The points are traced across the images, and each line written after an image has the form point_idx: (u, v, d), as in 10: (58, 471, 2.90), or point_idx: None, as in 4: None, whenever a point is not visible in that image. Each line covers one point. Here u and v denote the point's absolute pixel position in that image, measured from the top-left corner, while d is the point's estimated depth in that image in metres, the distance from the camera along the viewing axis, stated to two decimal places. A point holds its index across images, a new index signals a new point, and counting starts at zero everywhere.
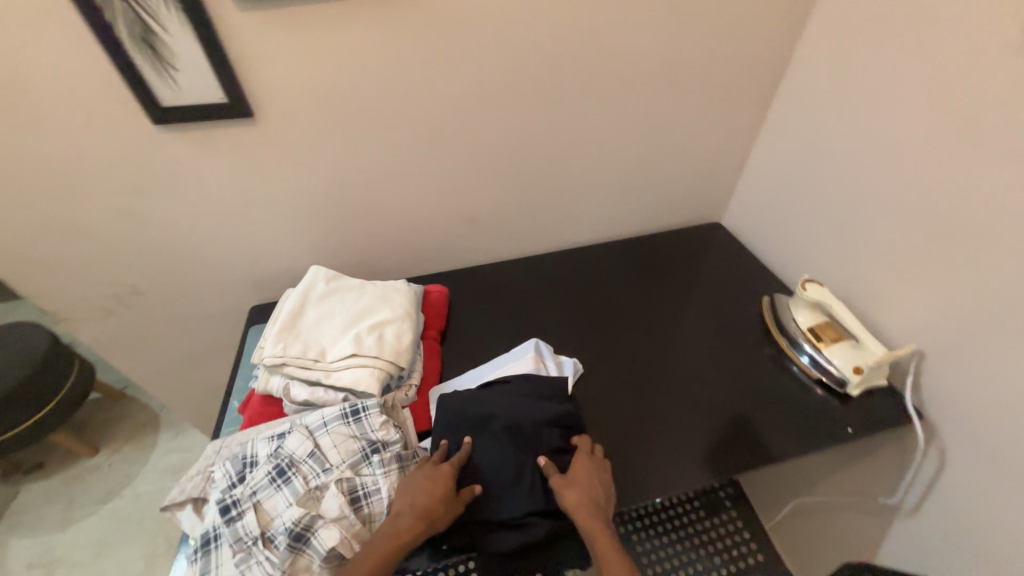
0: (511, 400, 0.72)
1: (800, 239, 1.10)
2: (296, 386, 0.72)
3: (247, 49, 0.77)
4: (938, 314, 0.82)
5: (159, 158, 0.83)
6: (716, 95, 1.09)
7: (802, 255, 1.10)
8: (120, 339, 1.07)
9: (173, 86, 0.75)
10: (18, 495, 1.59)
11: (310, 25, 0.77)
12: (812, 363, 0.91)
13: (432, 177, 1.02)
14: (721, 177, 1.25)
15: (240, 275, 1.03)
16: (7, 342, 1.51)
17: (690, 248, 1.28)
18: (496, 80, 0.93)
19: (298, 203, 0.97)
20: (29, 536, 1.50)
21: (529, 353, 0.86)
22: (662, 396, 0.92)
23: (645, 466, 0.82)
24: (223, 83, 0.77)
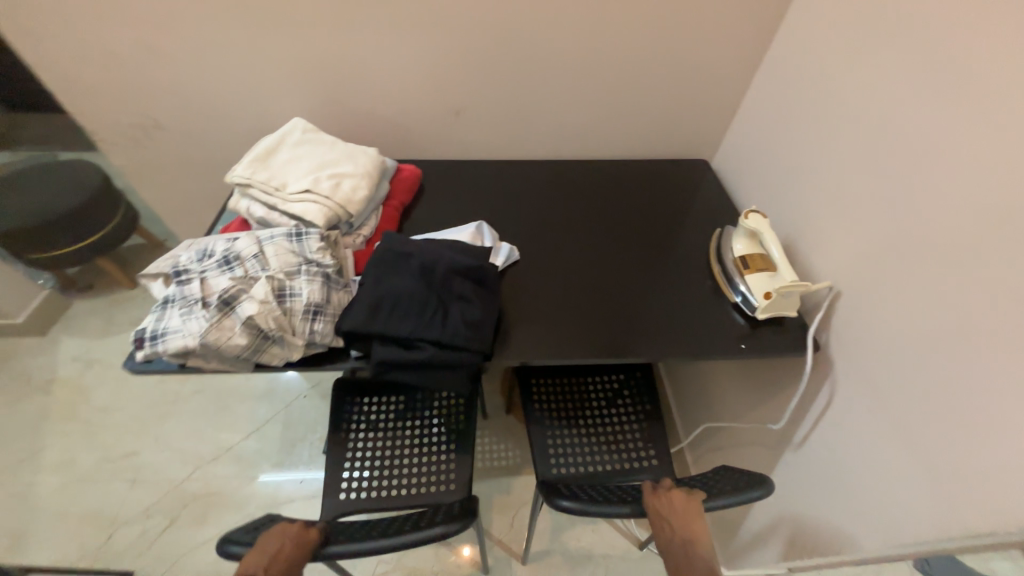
0: (432, 253, 0.82)
1: (771, 179, 1.08)
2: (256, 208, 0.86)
3: None
4: (863, 255, 0.82)
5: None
6: (722, 14, 1.03)
7: (771, 195, 1.08)
8: (145, 168, 1.24)
9: None
10: (71, 305, 1.90)
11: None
12: (742, 302, 0.94)
13: (416, 58, 1.06)
14: (717, 110, 1.21)
15: (242, 126, 1.16)
16: (70, 173, 1.76)
17: (671, 178, 1.28)
18: None
19: (293, 64, 1.05)
20: (76, 337, 1.81)
21: (468, 231, 0.97)
22: (589, 294, 0.99)
23: (549, 340, 0.91)
24: None
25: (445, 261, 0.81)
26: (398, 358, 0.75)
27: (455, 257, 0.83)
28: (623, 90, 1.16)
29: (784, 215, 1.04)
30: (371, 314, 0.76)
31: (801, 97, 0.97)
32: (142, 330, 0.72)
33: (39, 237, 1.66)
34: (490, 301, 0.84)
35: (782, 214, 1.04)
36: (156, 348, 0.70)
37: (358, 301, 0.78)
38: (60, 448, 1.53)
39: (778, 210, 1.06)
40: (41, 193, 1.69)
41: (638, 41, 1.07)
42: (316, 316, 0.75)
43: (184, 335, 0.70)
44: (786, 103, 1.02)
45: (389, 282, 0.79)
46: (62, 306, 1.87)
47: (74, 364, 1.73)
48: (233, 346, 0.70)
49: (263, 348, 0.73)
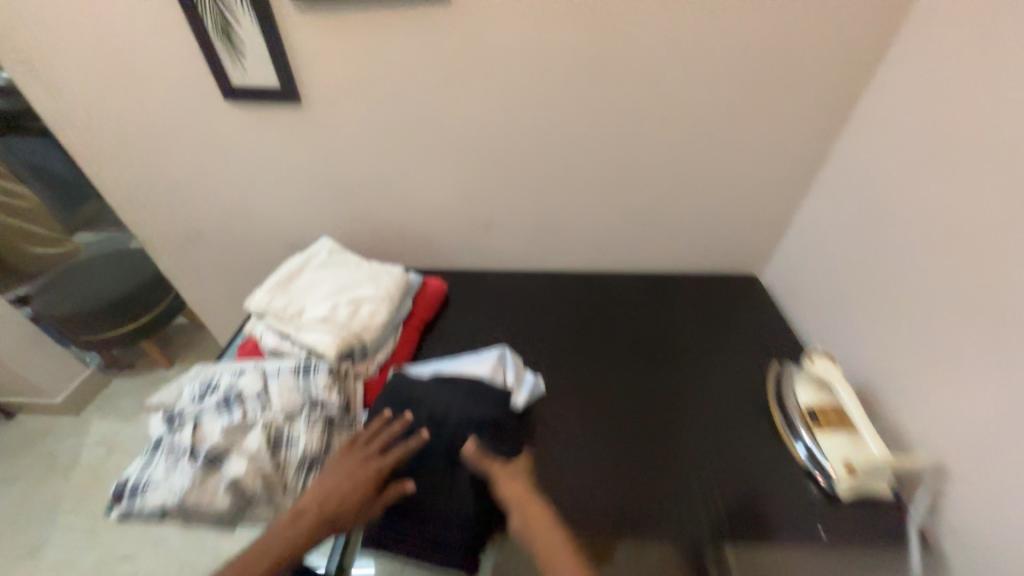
0: (439, 395, 0.77)
1: (835, 309, 0.94)
2: (266, 335, 0.82)
3: (298, 47, 0.87)
4: (972, 435, 0.64)
5: (223, 128, 0.99)
6: (773, 135, 0.97)
7: (839, 328, 0.93)
8: (188, 269, 1.29)
9: (241, 68, 0.88)
10: (111, 384, 1.95)
11: (351, 23, 0.84)
12: (808, 457, 0.79)
13: (448, 177, 1.06)
14: (766, 227, 1.12)
15: (280, 236, 1.19)
16: (133, 261, 1.90)
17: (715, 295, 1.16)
18: (520, 95, 0.93)
19: (329, 184, 1.08)
20: (107, 418, 1.83)
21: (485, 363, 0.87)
22: (641, 458, 0.81)
23: (596, 528, 0.71)
24: (278, 71, 0.88)
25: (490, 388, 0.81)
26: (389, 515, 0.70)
27: (463, 402, 0.77)
28: (660, 207, 1.10)
29: (855, 354, 0.88)
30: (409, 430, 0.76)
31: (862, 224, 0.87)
32: (123, 481, 0.66)
33: (93, 321, 1.75)
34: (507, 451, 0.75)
35: (852, 353, 0.89)
36: (134, 505, 0.63)
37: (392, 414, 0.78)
38: (63, 541, 1.47)
39: (843, 343, 0.91)
40: (104, 280, 1.81)
41: (679, 161, 1.02)
42: (310, 471, 0.68)
43: (164, 492, 0.63)
44: (846, 228, 0.91)
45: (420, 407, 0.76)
46: (102, 383, 1.93)
47: (98, 448, 1.73)
48: (213, 510, 0.62)
49: (247, 508, 0.66)
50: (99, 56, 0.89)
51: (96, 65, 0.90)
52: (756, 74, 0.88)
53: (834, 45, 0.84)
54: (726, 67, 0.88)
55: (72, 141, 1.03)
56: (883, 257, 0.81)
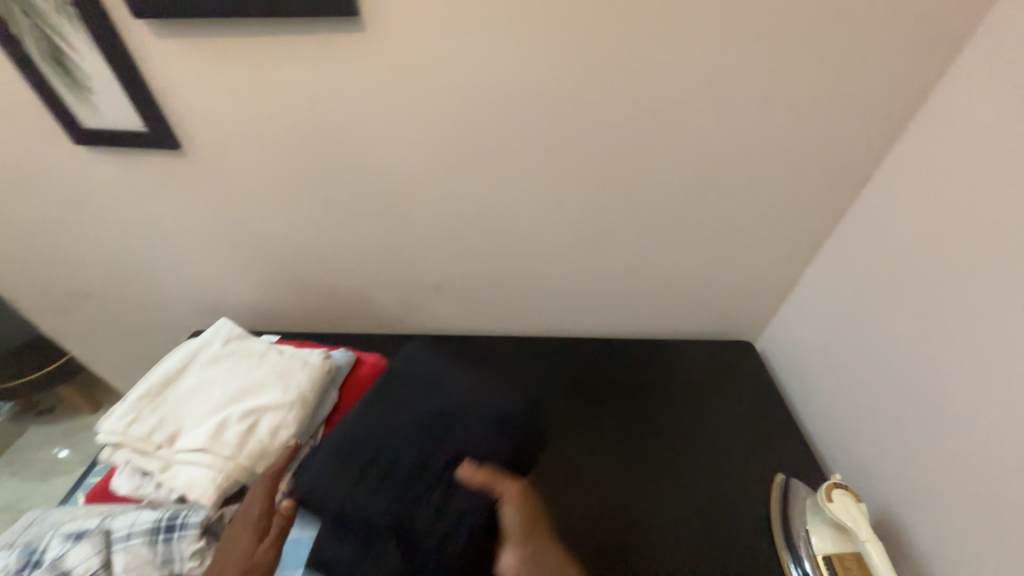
0: (392, 428, 0.66)
1: (847, 406, 0.77)
2: (121, 475, 0.61)
3: (166, 81, 0.67)
4: None
5: (85, 177, 0.78)
6: (773, 194, 0.79)
7: (852, 432, 0.76)
8: (79, 333, 1.07)
9: (91, 108, 0.68)
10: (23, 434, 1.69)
11: (230, 51, 0.65)
12: None
13: (382, 235, 0.87)
14: (764, 292, 0.95)
15: (184, 298, 0.98)
16: None
17: (712, 366, 0.98)
18: (461, 139, 0.74)
19: (234, 240, 0.87)
20: (16, 478, 1.57)
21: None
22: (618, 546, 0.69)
23: None
24: (140, 111, 0.69)
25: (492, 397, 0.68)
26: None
27: (418, 435, 0.65)
28: (641, 268, 0.92)
29: (875, 470, 0.71)
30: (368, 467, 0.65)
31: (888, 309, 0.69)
32: None
33: None
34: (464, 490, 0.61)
35: (873, 468, 0.71)
36: None
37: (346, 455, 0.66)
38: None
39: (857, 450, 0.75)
40: None
41: (661, 219, 0.84)
42: None
43: None
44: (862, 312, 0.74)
45: (392, 423, 0.66)
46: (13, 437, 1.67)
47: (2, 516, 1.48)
48: None
49: None
50: None
51: None
52: (751, 122, 0.71)
53: (844, 91, 0.68)
54: (713, 113, 0.71)
55: None
56: (915, 358, 0.64)
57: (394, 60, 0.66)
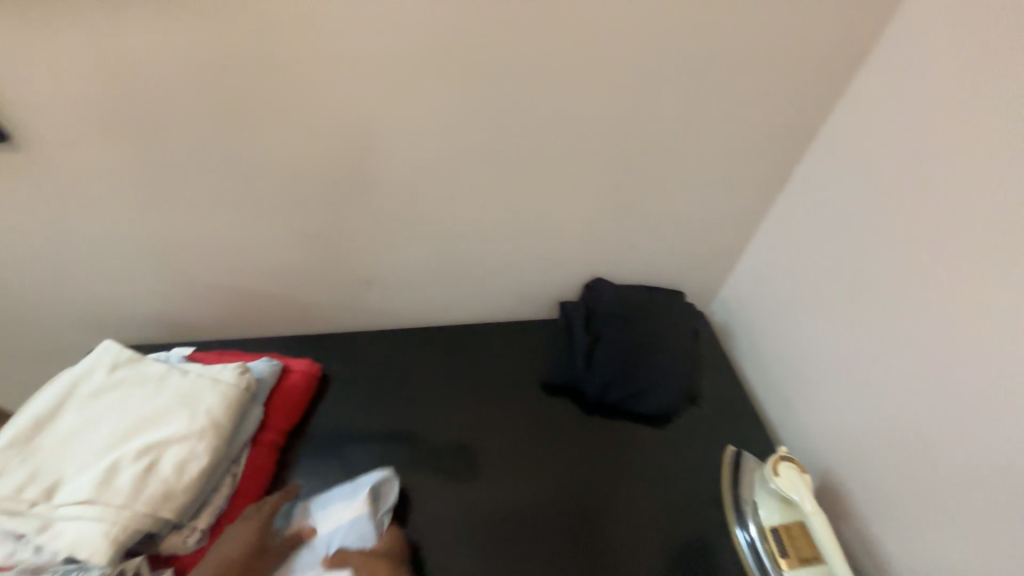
0: (607, 314, 0.86)
1: (821, 395, 0.73)
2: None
3: None
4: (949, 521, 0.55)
5: None
6: (715, 160, 0.76)
7: (795, 396, 0.79)
8: None
9: None
10: None
11: (52, 15, 0.52)
12: (748, 548, 0.67)
13: (299, 231, 0.76)
14: (714, 263, 0.92)
15: (78, 317, 0.85)
16: None
17: (680, 316, 0.89)
18: (371, 113, 0.64)
19: (120, 247, 0.75)
20: None
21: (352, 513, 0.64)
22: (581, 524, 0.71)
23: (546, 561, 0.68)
24: None
25: (656, 328, 0.86)
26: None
27: (610, 325, 0.85)
28: (591, 247, 0.86)
29: (807, 419, 0.77)
30: (596, 332, 0.85)
31: (826, 266, 0.72)
32: None
33: None
34: (646, 336, 0.85)
35: (847, 459, 0.69)
36: None
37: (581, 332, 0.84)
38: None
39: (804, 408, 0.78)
40: None
41: (605, 195, 0.78)
42: None
43: None
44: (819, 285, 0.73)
45: (600, 293, 0.88)
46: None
47: None
48: None
49: None
50: None
51: None
52: (688, 84, 0.66)
53: (780, 48, 0.64)
54: (650, 76, 0.65)
55: None
56: (893, 342, 0.62)
57: (277, 25, 0.55)
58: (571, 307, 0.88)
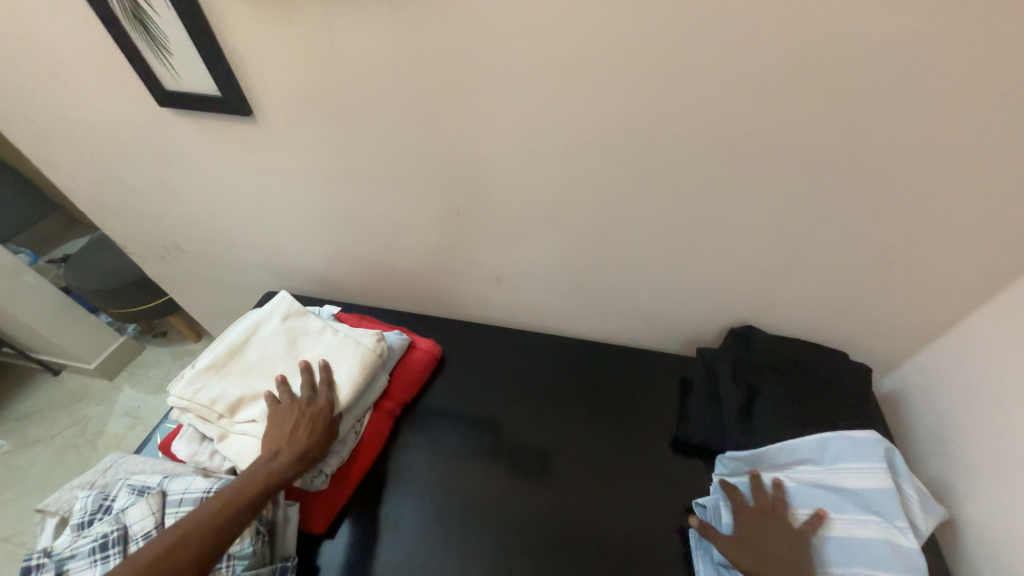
0: (749, 365, 0.76)
1: (998, 488, 0.62)
2: (184, 437, 0.67)
3: (241, 46, 0.65)
4: None
5: (172, 138, 0.80)
6: (952, 217, 0.60)
7: (983, 512, 0.64)
8: (178, 280, 1.16)
9: (172, 71, 0.68)
10: (143, 352, 1.82)
11: (298, 12, 0.60)
12: None
13: (450, 221, 0.80)
14: (904, 334, 0.75)
15: (261, 260, 1.01)
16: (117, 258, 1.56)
17: (857, 395, 0.74)
18: (545, 120, 0.63)
19: (304, 211, 0.86)
20: (136, 388, 1.74)
21: (917, 498, 0.61)
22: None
23: None
24: (216, 76, 0.67)
25: (812, 394, 0.73)
26: (347, 558, 0.66)
27: (753, 378, 0.75)
28: (745, 286, 0.76)
29: (975, 517, 0.65)
30: (736, 383, 0.75)
31: None
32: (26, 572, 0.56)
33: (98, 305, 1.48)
34: (798, 402, 0.72)
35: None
36: None
37: (734, 384, 0.74)
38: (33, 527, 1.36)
39: (1003, 536, 0.61)
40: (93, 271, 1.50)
41: (780, 235, 0.68)
42: None
43: None
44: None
45: (743, 341, 0.79)
46: (134, 351, 1.80)
47: (125, 420, 1.65)
48: None
49: None
50: (17, 50, 0.72)
51: (18, 61, 0.74)
52: (943, 123, 0.52)
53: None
54: (889, 109, 0.53)
55: (15, 136, 0.88)
56: None
57: (480, 29, 0.57)
58: (709, 352, 0.81)
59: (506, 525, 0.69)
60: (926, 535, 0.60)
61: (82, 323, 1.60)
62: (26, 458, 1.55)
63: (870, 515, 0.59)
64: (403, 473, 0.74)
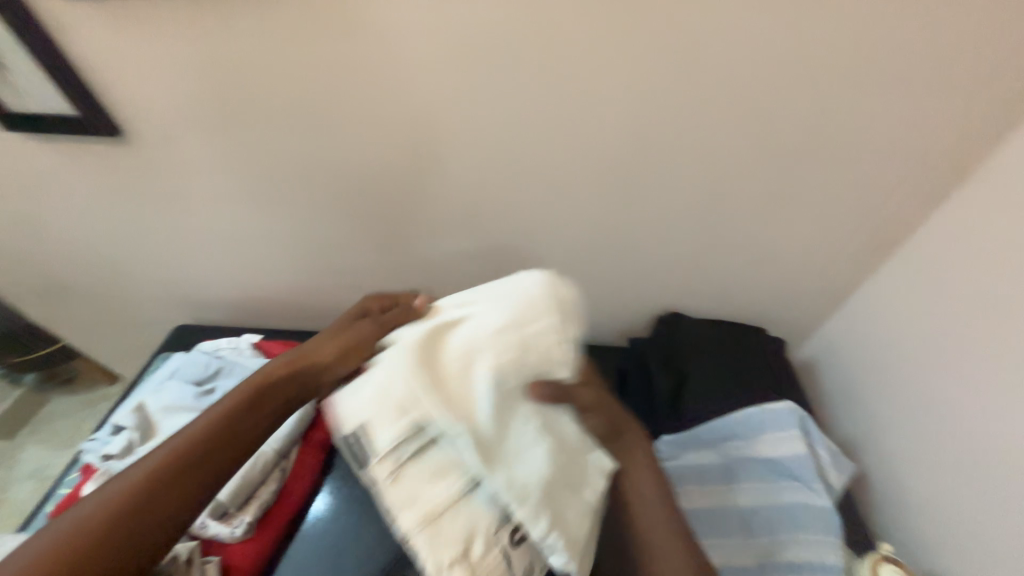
0: (678, 350, 0.79)
1: (901, 435, 0.69)
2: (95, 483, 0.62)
3: (96, 56, 0.57)
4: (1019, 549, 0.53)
5: (31, 165, 0.70)
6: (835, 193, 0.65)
7: (890, 458, 0.70)
8: (70, 323, 1.03)
9: (14, 89, 0.59)
10: (46, 405, 1.61)
11: (159, 18, 0.54)
12: None
13: (369, 233, 0.77)
14: (809, 305, 0.82)
15: (165, 292, 0.92)
16: None
17: (776, 367, 0.78)
18: (451, 124, 0.62)
19: (204, 234, 0.79)
20: (41, 446, 1.53)
21: (831, 459, 0.65)
22: None
23: None
24: (71, 93, 0.59)
25: (737, 370, 0.76)
26: None
27: (683, 362, 0.77)
28: (668, 274, 0.79)
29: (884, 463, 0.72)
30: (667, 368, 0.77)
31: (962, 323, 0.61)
32: None
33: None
34: (725, 380, 0.75)
35: None
36: None
37: (665, 372, 0.76)
38: None
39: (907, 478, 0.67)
40: None
41: (692, 223, 0.71)
42: None
43: None
44: (972, 349, 0.60)
45: (671, 328, 0.81)
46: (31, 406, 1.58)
47: (30, 484, 1.45)
48: None
49: None
50: None
51: None
52: (814, 108, 0.58)
53: (930, 73, 0.54)
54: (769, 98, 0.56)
55: None
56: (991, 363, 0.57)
57: (372, 35, 0.54)
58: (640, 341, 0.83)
59: None
60: (840, 492, 0.65)
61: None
62: None
63: (791, 481, 0.63)
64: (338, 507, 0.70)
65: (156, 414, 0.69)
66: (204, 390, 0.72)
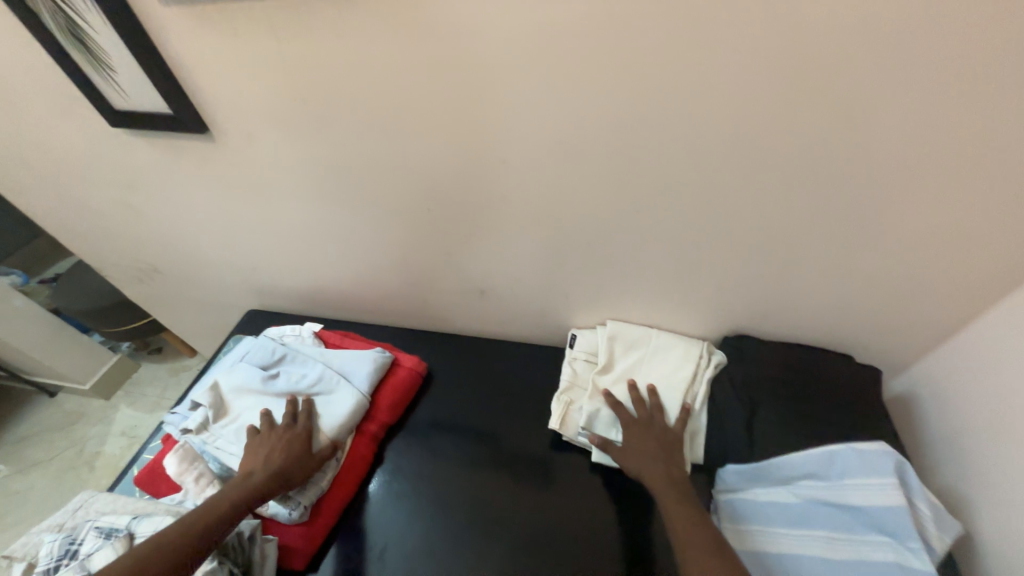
0: (749, 373, 0.72)
1: (1021, 497, 0.58)
2: (174, 454, 0.67)
3: (186, 58, 0.61)
4: None
5: (131, 159, 0.76)
6: (956, 209, 0.55)
7: (1004, 522, 0.60)
8: (159, 300, 1.13)
9: (119, 90, 0.64)
10: (139, 370, 1.80)
11: (240, 20, 0.56)
12: None
13: (426, 232, 0.76)
14: (908, 336, 0.71)
15: (239, 279, 0.98)
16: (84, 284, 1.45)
17: (863, 403, 0.69)
18: (513, 125, 0.59)
19: (274, 227, 0.83)
20: (132, 407, 1.72)
21: (931, 515, 0.57)
22: None
23: None
24: (164, 93, 0.63)
25: (818, 400, 0.69)
26: None
27: (753, 386, 0.71)
28: (739, 289, 0.72)
29: (994, 527, 0.61)
30: (734, 391, 0.71)
31: None
32: None
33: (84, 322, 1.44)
34: (803, 412, 0.68)
35: None
36: None
37: (731, 397, 0.70)
38: None
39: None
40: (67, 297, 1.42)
41: (774, 236, 0.64)
42: None
43: None
44: None
45: (741, 347, 0.75)
46: (130, 369, 1.78)
47: (121, 440, 1.63)
48: None
49: None
50: None
51: None
52: (947, 112, 0.48)
53: None
54: (881, 99, 0.48)
55: None
56: None
57: (440, 35, 0.53)
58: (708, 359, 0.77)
59: (493, 552, 0.65)
60: (942, 554, 0.56)
61: (72, 345, 1.58)
62: (25, 482, 1.53)
63: (881, 536, 0.56)
64: (386, 502, 0.70)
65: (228, 395, 0.74)
66: (269, 373, 0.76)
